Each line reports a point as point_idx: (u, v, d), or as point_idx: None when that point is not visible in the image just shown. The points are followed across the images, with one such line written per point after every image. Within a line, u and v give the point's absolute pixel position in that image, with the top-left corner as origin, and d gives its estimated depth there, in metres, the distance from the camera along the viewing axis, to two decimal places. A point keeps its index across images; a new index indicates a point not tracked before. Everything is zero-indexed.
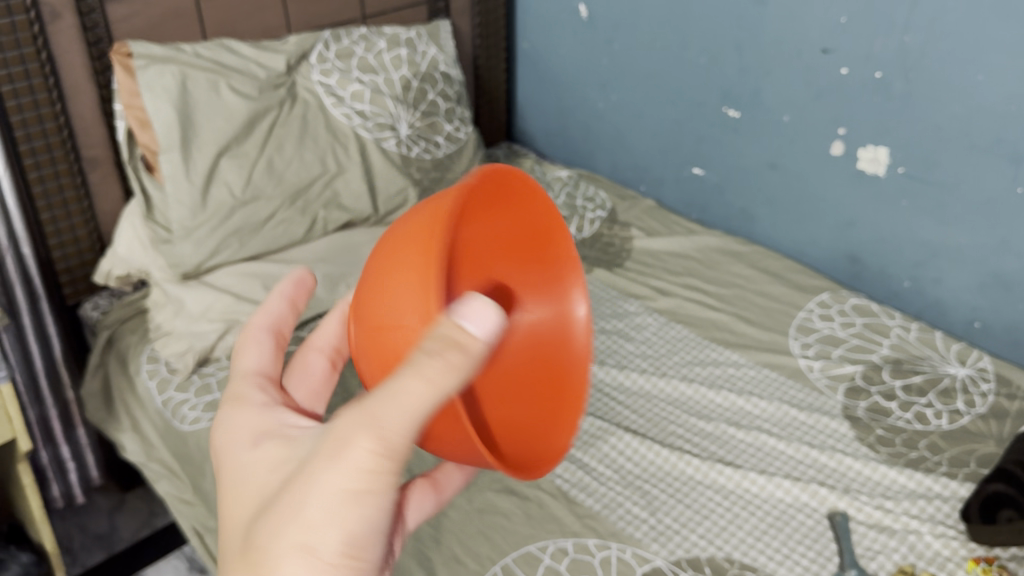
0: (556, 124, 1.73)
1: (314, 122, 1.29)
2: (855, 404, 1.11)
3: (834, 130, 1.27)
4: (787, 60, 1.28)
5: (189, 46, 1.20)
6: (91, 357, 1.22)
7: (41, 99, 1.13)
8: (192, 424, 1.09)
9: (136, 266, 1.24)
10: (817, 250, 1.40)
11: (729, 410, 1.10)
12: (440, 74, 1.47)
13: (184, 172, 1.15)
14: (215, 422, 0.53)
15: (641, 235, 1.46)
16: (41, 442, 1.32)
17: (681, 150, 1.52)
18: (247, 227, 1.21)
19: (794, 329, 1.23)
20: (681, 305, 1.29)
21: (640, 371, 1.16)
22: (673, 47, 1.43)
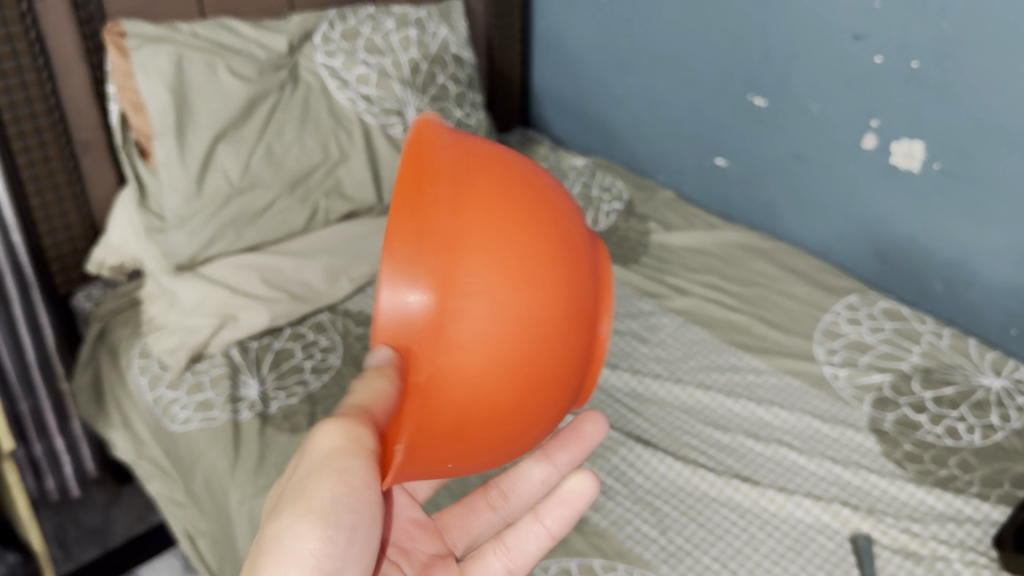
0: (570, 108, 1.63)
1: (317, 107, 1.23)
2: (882, 416, 1.04)
3: (866, 121, 1.19)
4: (817, 44, 1.19)
5: (185, 25, 1.15)
6: (83, 349, 1.17)
7: (30, 80, 1.07)
8: (183, 424, 1.03)
9: (130, 255, 1.19)
10: (843, 248, 1.30)
11: (747, 420, 1.03)
12: (451, 56, 1.40)
13: (179, 158, 1.10)
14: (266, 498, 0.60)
15: (658, 229, 1.37)
16: (34, 436, 1.29)
17: (705, 137, 1.41)
18: (244, 216, 1.16)
19: (819, 334, 1.16)
20: (698, 304, 1.21)
21: (654, 376, 1.09)
22: (694, 31, 1.34)
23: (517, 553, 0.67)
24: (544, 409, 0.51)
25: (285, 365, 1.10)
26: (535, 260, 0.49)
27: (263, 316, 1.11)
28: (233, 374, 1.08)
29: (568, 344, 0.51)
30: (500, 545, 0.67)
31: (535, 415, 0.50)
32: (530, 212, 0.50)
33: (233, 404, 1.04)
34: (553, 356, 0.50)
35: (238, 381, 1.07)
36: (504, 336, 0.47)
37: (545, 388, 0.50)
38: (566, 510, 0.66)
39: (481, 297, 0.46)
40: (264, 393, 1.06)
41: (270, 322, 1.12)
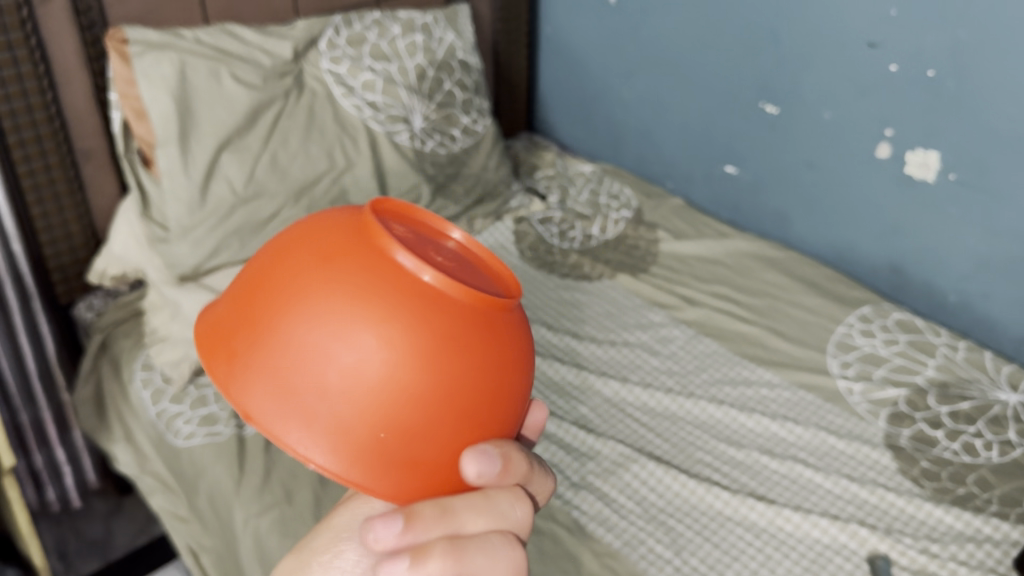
0: (577, 114, 1.61)
1: (322, 114, 1.21)
2: (897, 432, 1.03)
3: (880, 130, 1.16)
4: (830, 51, 1.17)
5: (188, 31, 1.13)
6: (84, 361, 1.15)
7: (30, 88, 1.06)
8: (187, 440, 1.02)
9: (132, 265, 1.17)
10: (856, 258, 1.28)
11: (761, 436, 1.02)
12: (458, 62, 1.38)
13: (182, 167, 1.09)
14: None
15: (668, 238, 1.35)
16: (35, 446, 1.27)
17: (713, 146, 1.39)
18: (248, 226, 1.14)
19: (832, 346, 1.14)
20: (709, 315, 1.19)
21: (665, 390, 1.07)
22: (704, 37, 1.31)
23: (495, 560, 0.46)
24: (461, 352, 0.42)
25: None
26: (301, 336, 0.42)
27: None
28: None
29: (396, 307, 0.42)
30: None
31: (465, 370, 0.42)
32: (268, 304, 0.44)
33: (237, 419, 1.02)
34: (393, 343, 0.41)
35: None
36: (346, 413, 0.41)
37: (433, 357, 0.41)
38: None
39: (286, 419, 0.42)
40: None
41: None
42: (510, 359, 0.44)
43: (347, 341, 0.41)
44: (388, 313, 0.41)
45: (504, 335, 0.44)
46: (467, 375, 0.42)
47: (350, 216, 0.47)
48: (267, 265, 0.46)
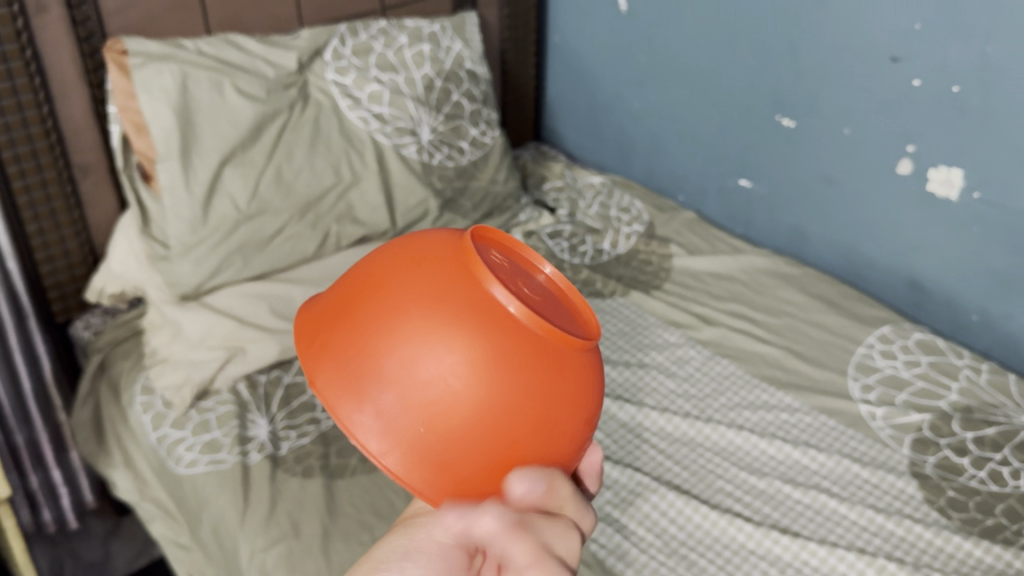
0: (586, 124, 1.58)
1: (327, 126, 1.17)
2: (922, 460, 1.00)
3: (902, 146, 1.13)
4: (851, 65, 1.14)
5: (190, 42, 1.09)
6: (81, 383, 1.11)
7: (26, 101, 1.02)
8: (188, 467, 0.98)
9: (131, 283, 1.13)
10: (874, 276, 1.25)
11: (783, 464, 0.98)
12: (465, 71, 1.34)
13: (184, 183, 1.05)
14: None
15: (681, 253, 1.31)
16: (31, 467, 1.23)
17: (727, 158, 1.36)
18: (252, 243, 1.11)
19: (853, 368, 1.11)
20: (726, 335, 1.16)
21: (682, 415, 1.04)
22: (718, 47, 1.28)
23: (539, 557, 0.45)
24: (514, 372, 0.46)
25: (295, 402, 1.04)
26: (377, 332, 0.48)
27: (274, 348, 1.06)
28: (240, 413, 1.02)
29: (467, 321, 0.47)
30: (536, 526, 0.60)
31: (517, 392, 0.46)
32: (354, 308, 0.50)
33: (241, 445, 0.99)
34: (452, 352, 0.46)
35: (247, 420, 1.02)
36: (400, 405, 0.47)
37: (491, 372, 0.46)
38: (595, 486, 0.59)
39: (353, 405, 0.48)
40: (273, 433, 1.01)
41: (280, 354, 1.07)
42: (562, 394, 0.48)
43: (411, 345, 0.47)
44: (459, 324, 0.47)
45: (566, 369, 0.48)
46: (516, 398, 0.46)
47: (450, 238, 0.53)
48: (369, 266, 0.53)
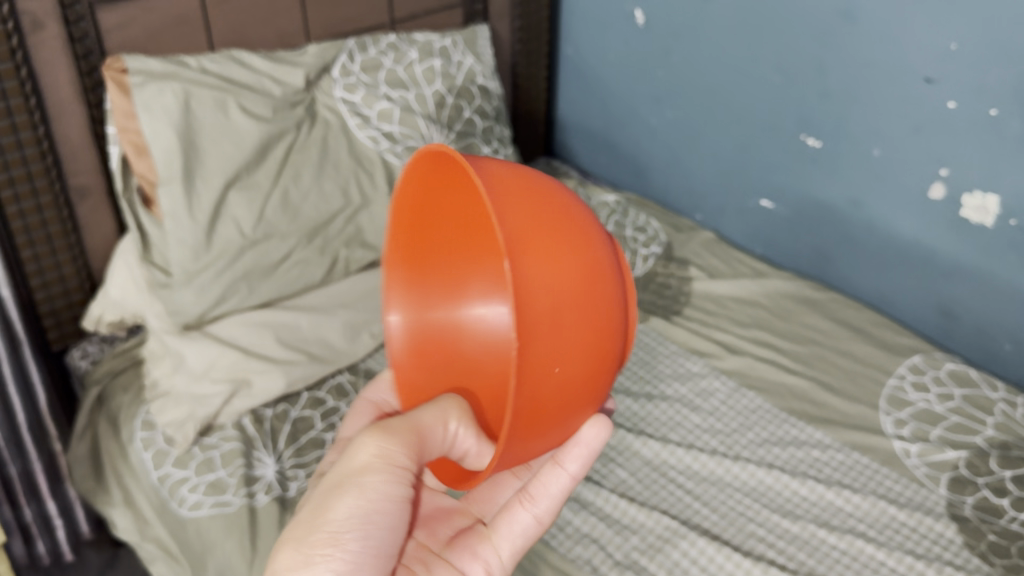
0: (599, 139, 1.53)
1: (336, 147, 1.13)
2: (960, 500, 0.95)
3: (934, 170, 1.09)
4: (881, 85, 1.09)
5: (193, 59, 1.04)
6: (78, 417, 1.06)
7: (20, 122, 0.97)
8: (193, 509, 0.93)
9: (131, 310, 1.08)
10: (902, 301, 1.21)
11: (816, 506, 0.94)
12: (477, 87, 1.29)
13: (186, 207, 1.00)
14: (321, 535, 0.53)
15: (701, 276, 1.27)
16: (24, 500, 1.17)
17: (748, 178, 1.32)
18: (258, 269, 1.06)
19: (884, 402, 1.06)
20: (751, 365, 1.11)
21: (709, 452, 0.99)
22: (741, 63, 1.23)
23: (542, 499, 0.62)
24: (606, 371, 0.56)
25: (302, 439, 1.00)
26: (568, 273, 0.52)
27: (280, 382, 1.01)
28: (246, 450, 0.97)
29: (616, 315, 0.56)
30: (523, 496, 0.62)
31: (601, 381, 0.56)
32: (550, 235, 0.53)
33: (247, 487, 0.94)
34: (603, 336, 0.54)
35: (254, 458, 0.97)
36: (555, 337, 0.51)
37: (604, 361, 0.56)
38: (581, 452, 0.60)
39: (531, 324, 0.50)
40: (281, 472, 0.96)
41: (286, 389, 1.01)
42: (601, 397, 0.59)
43: (584, 294, 0.53)
44: (614, 315, 0.56)
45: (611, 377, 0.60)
46: (598, 388, 0.56)
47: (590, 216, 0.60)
48: (536, 195, 0.55)
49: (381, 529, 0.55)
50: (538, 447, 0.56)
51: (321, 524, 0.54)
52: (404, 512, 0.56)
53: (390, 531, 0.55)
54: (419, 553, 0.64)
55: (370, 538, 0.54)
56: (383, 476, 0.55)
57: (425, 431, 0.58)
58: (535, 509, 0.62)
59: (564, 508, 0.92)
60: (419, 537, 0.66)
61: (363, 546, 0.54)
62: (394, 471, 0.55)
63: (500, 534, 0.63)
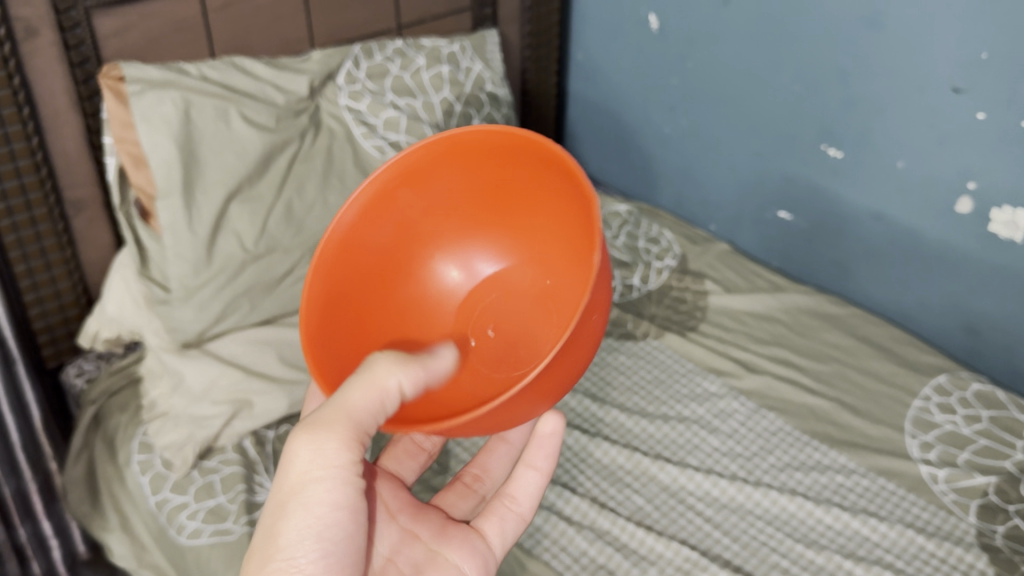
0: (611, 146, 1.50)
1: (341, 156, 1.09)
2: (991, 529, 0.91)
3: (962, 183, 1.05)
4: (905, 95, 1.05)
5: (193, 67, 1.01)
6: (73, 438, 1.02)
7: (14, 133, 0.94)
8: (191, 537, 0.90)
9: (127, 327, 1.04)
10: (926, 317, 1.17)
11: (841, 535, 0.90)
12: (487, 94, 1.25)
13: (186, 221, 0.96)
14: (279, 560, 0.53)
15: (716, 290, 1.23)
16: (18, 519, 1.11)
17: (765, 189, 1.28)
18: (261, 285, 1.02)
19: (909, 425, 1.02)
20: (771, 385, 1.07)
21: (729, 478, 0.95)
22: (760, 71, 1.19)
23: (521, 499, 0.70)
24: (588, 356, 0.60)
25: None
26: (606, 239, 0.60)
27: (283, 402, 0.96)
28: (247, 475, 0.94)
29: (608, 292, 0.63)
30: (506, 498, 0.70)
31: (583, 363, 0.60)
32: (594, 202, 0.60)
33: (248, 514, 0.91)
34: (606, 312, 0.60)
35: (254, 484, 0.94)
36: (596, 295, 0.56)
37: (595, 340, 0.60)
38: (547, 449, 0.71)
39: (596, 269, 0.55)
40: None
41: (289, 410, 0.97)
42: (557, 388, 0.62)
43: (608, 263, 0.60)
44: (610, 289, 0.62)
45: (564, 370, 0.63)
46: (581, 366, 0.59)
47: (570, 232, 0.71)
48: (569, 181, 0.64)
49: (339, 542, 0.54)
50: (523, 413, 0.56)
51: (274, 550, 0.53)
52: (358, 511, 0.55)
53: (351, 535, 0.55)
54: (408, 550, 0.65)
55: (330, 554, 0.54)
56: (324, 484, 0.53)
57: (354, 412, 0.53)
58: (517, 507, 0.70)
59: (579, 538, 0.88)
60: (407, 525, 0.66)
61: (324, 558, 0.53)
62: (337, 474, 0.54)
63: (489, 529, 0.68)
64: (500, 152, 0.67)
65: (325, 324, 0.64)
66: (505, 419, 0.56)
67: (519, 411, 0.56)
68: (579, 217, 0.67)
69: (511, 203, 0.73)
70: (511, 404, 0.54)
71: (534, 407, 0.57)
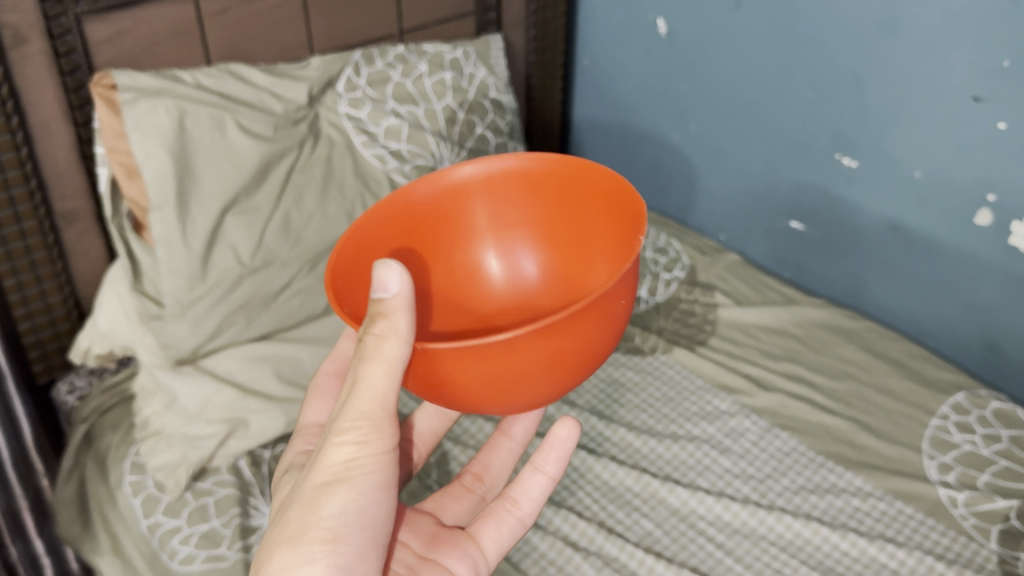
0: (618, 153, 1.46)
1: (340, 166, 1.06)
2: (1014, 557, 0.87)
3: (982, 195, 1.01)
4: (923, 103, 1.02)
5: (187, 74, 0.97)
6: (63, 459, 0.99)
7: (2, 144, 0.91)
8: (184, 563, 0.86)
9: (121, 342, 1.01)
10: (944, 331, 1.14)
11: (858, 563, 0.87)
12: (490, 101, 1.22)
13: (180, 234, 0.93)
14: (315, 538, 0.52)
15: (727, 302, 1.20)
16: (9, 538, 1.07)
17: (778, 198, 1.25)
18: (257, 299, 0.99)
19: (927, 445, 0.99)
20: (783, 403, 1.04)
21: (741, 501, 0.92)
22: (772, 77, 1.16)
23: (523, 502, 0.68)
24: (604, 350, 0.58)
25: None
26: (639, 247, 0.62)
27: (279, 421, 0.94)
28: (243, 498, 0.91)
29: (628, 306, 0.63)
30: (506, 501, 0.68)
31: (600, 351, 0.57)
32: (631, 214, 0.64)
33: (243, 539, 0.87)
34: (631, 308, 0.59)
35: (249, 508, 0.91)
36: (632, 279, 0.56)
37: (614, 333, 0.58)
38: (559, 453, 0.68)
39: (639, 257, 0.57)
40: None
41: (286, 429, 0.94)
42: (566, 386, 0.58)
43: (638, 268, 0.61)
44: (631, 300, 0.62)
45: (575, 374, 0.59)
46: (597, 351, 0.57)
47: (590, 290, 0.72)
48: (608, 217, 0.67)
49: (373, 524, 0.54)
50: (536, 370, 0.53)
51: (312, 527, 0.52)
52: (391, 497, 0.55)
53: (387, 515, 0.55)
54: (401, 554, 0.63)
55: (364, 535, 0.53)
56: (365, 470, 0.53)
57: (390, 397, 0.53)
58: (518, 511, 0.68)
59: (586, 565, 0.85)
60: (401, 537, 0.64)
61: (362, 535, 0.53)
62: (383, 459, 0.54)
63: (485, 534, 0.66)
64: (545, 195, 0.71)
65: (351, 282, 0.61)
66: (519, 372, 0.53)
67: (528, 370, 0.53)
68: (608, 245, 0.68)
69: (540, 254, 0.75)
70: (518, 346, 0.51)
71: (541, 372, 0.54)
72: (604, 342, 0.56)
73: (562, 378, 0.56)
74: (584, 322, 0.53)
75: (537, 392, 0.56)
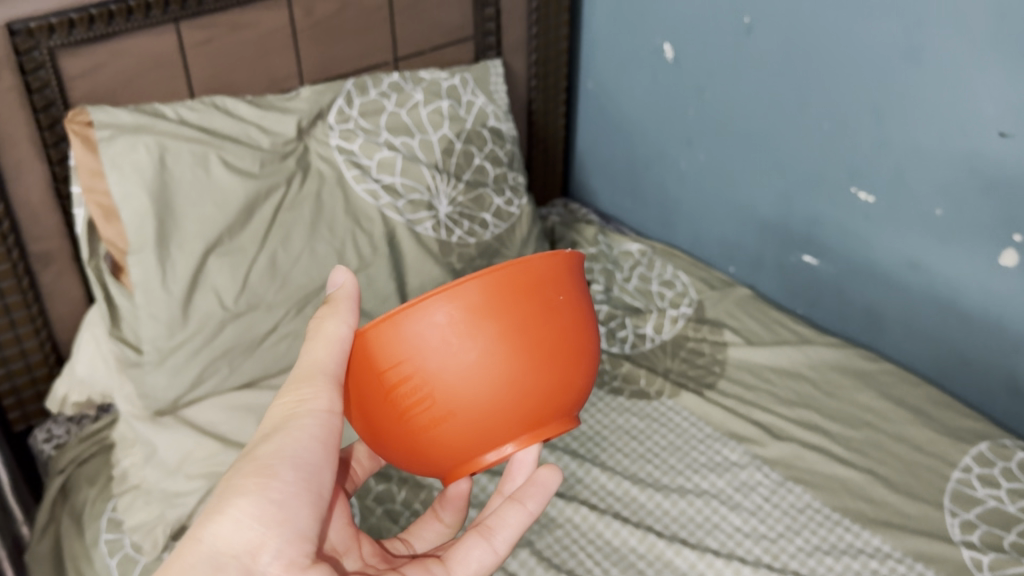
0: (623, 180, 1.41)
1: (330, 203, 1.00)
2: None
3: (1007, 235, 0.95)
4: (943, 137, 0.96)
5: (170, 108, 0.93)
6: (39, 513, 0.94)
7: None
8: None
9: (99, 390, 0.97)
10: (965, 374, 1.08)
11: None
12: (489, 130, 1.18)
13: (160, 280, 0.88)
14: (245, 471, 0.50)
15: (737, 341, 1.15)
16: None
17: (791, 230, 1.19)
18: (241, 345, 0.93)
19: (949, 501, 0.93)
20: (797, 453, 0.99)
21: (752, 564, 0.87)
22: (784, 105, 1.11)
23: (499, 534, 0.58)
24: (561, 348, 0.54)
25: None
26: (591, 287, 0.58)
27: None
28: None
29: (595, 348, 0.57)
30: (481, 528, 0.58)
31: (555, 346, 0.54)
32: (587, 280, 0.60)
33: None
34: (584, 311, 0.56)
35: None
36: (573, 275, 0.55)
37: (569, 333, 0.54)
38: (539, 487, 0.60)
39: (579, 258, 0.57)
40: None
41: None
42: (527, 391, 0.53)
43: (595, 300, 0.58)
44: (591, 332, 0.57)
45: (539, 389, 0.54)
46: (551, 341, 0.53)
47: None
48: None
49: (307, 467, 0.51)
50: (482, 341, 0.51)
51: (243, 463, 0.50)
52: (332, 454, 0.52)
53: (325, 470, 0.51)
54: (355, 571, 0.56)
55: (300, 475, 0.50)
56: (300, 419, 0.52)
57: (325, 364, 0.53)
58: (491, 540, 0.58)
59: None
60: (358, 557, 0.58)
61: (295, 477, 0.50)
62: (322, 414, 0.52)
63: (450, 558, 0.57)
64: None
65: None
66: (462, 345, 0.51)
67: (472, 343, 0.51)
68: None
69: None
70: (456, 302, 0.50)
71: (490, 347, 0.51)
72: (561, 329, 0.54)
73: (522, 358, 0.52)
74: (526, 295, 0.52)
75: (497, 380, 0.52)
